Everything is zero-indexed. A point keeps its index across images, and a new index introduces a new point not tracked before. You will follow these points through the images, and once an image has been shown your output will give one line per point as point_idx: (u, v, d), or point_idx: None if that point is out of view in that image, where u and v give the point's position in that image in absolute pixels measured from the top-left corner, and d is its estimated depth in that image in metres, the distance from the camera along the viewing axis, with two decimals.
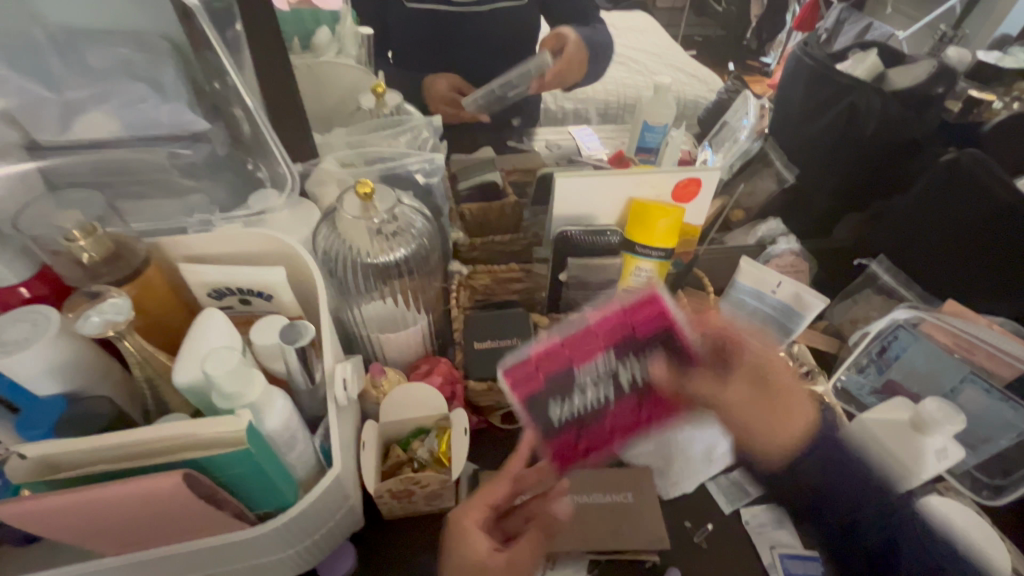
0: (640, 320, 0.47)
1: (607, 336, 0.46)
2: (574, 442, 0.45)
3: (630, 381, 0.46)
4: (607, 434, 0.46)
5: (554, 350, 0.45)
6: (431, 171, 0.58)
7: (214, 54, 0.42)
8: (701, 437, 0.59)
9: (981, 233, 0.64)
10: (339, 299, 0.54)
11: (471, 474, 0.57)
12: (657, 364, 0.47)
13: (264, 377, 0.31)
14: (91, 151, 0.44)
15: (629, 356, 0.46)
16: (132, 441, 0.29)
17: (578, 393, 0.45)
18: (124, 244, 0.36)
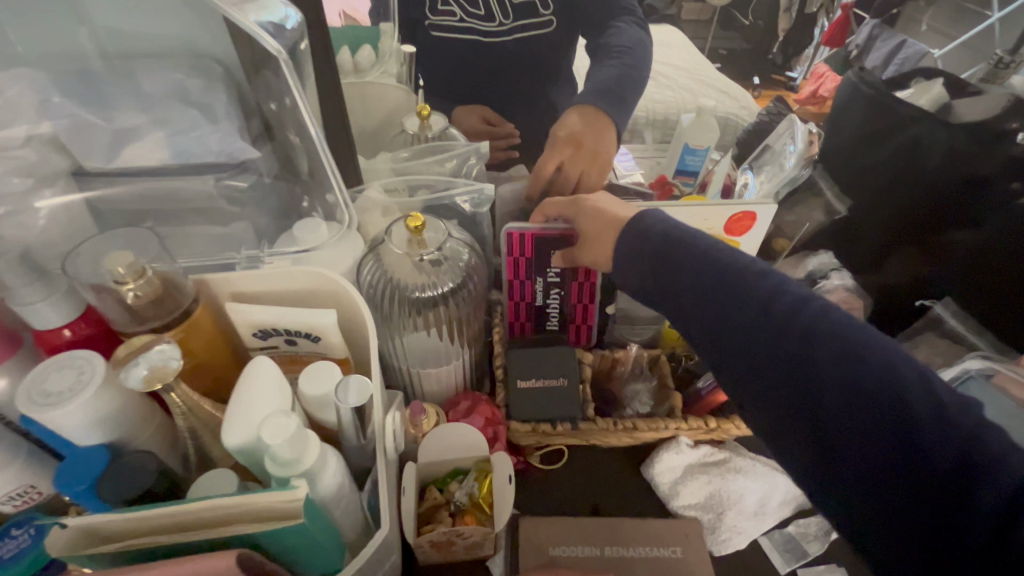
0: (523, 252, 0.57)
1: (520, 277, 0.59)
2: (578, 319, 0.62)
3: (559, 280, 0.59)
4: (588, 301, 0.61)
5: (512, 304, 0.61)
6: (479, 203, 0.55)
7: (270, 80, 0.40)
8: (755, 488, 0.56)
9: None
10: (380, 332, 0.52)
11: (512, 519, 0.54)
12: (558, 257, 0.56)
13: (320, 440, 0.29)
14: (137, 178, 0.43)
15: (544, 274, 0.58)
16: (180, 512, 0.26)
17: (548, 307, 0.61)
18: (173, 284, 0.35)
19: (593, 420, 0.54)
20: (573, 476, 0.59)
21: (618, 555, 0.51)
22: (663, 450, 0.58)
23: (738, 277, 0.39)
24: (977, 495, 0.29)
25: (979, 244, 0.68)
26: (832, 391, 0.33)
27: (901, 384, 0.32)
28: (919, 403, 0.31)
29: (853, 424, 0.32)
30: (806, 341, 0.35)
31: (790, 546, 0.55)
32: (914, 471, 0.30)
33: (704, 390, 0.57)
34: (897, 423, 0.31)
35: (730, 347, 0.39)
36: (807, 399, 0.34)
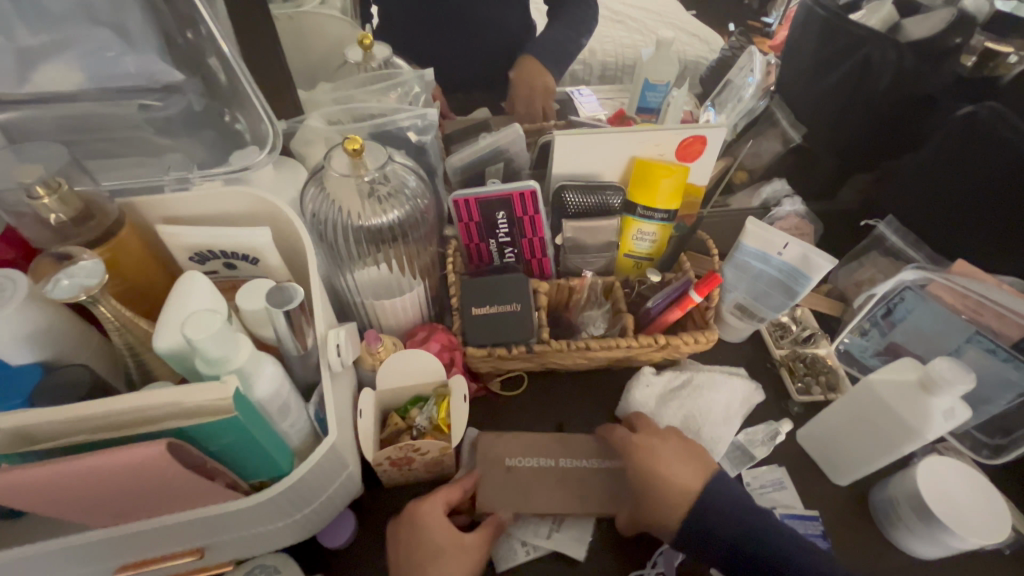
0: (469, 216, 0.59)
1: (471, 238, 0.61)
2: (537, 260, 0.63)
3: (507, 231, 0.60)
4: (539, 240, 0.61)
5: (475, 262, 0.63)
6: (424, 129, 0.55)
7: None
8: (719, 399, 0.58)
9: (986, 198, 0.62)
10: (331, 265, 0.53)
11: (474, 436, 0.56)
12: (502, 210, 0.58)
13: (251, 342, 0.30)
14: (56, 105, 0.41)
15: (492, 230, 0.60)
16: (113, 411, 0.27)
17: (504, 257, 0.62)
18: (95, 203, 0.34)
19: (548, 342, 0.56)
20: (532, 402, 0.61)
21: (570, 464, 0.52)
22: (633, 386, 0.59)
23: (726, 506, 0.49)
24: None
25: (925, 164, 0.67)
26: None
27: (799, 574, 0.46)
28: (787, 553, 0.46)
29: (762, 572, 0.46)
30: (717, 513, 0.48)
31: (741, 454, 0.57)
32: None
33: (654, 311, 0.59)
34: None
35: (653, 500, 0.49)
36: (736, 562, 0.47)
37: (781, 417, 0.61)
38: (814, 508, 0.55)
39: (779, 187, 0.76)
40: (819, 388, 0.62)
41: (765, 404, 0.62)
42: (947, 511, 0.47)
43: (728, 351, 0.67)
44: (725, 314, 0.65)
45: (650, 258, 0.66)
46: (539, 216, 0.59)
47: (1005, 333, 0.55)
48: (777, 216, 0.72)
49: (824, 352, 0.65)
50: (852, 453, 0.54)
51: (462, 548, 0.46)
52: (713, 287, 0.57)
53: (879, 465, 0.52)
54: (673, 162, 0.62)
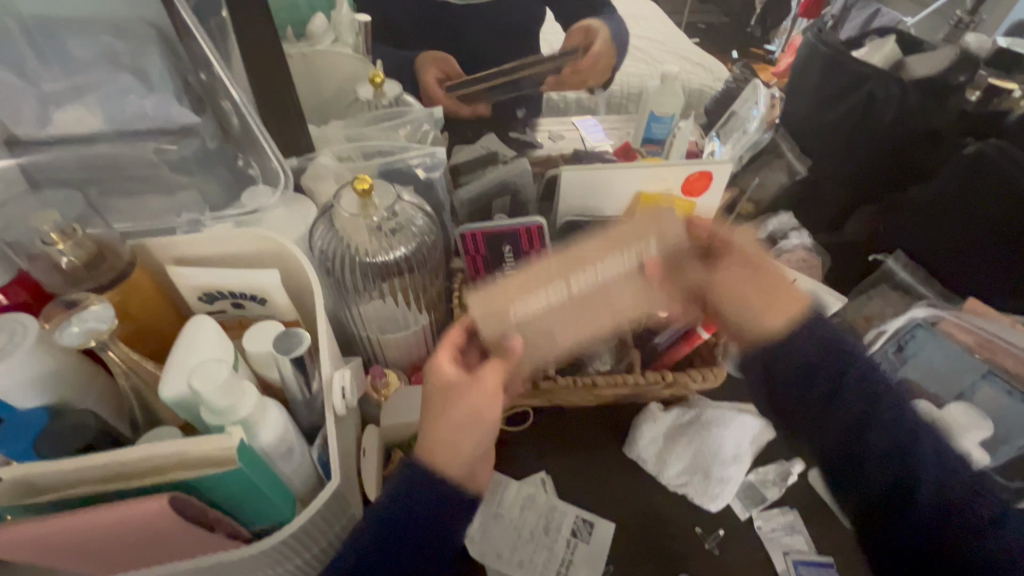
0: (476, 250, 0.59)
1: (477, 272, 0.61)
2: None
3: (511, 265, 0.60)
4: None
5: None
6: (433, 166, 0.56)
7: (198, 43, 0.40)
8: (729, 437, 0.57)
9: (995, 237, 0.63)
10: (338, 299, 0.53)
11: (506, 453, 0.58)
12: (508, 243, 0.58)
13: (257, 389, 0.29)
14: (75, 146, 0.42)
15: (497, 264, 0.60)
16: (117, 462, 0.27)
17: None
18: (109, 246, 0.34)
19: (554, 379, 0.56)
20: (539, 437, 0.60)
21: (587, 286, 0.46)
22: (642, 419, 0.58)
23: (835, 355, 0.49)
24: (978, 559, 0.40)
25: (927, 198, 0.68)
26: (868, 463, 0.46)
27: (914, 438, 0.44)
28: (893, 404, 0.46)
29: (873, 435, 0.46)
30: (861, 382, 0.47)
31: (752, 494, 0.56)
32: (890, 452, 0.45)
33: (661, 346, 0.59)
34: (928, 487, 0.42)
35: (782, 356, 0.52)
36: (849, 425, 0.48)
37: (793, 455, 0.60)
38: (828, 553, 0.54)
39: (785, 220, 0.76)
40: None
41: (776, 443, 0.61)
42: None
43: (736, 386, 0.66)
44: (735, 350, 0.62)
45: None
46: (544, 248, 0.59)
47: (1020, 372, 0.55)
48: (782, 250, 0.72)
49: None
50: None
51: (478, 382, 0.42)
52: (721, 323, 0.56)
53: None
54: (679, 197, 0.63)
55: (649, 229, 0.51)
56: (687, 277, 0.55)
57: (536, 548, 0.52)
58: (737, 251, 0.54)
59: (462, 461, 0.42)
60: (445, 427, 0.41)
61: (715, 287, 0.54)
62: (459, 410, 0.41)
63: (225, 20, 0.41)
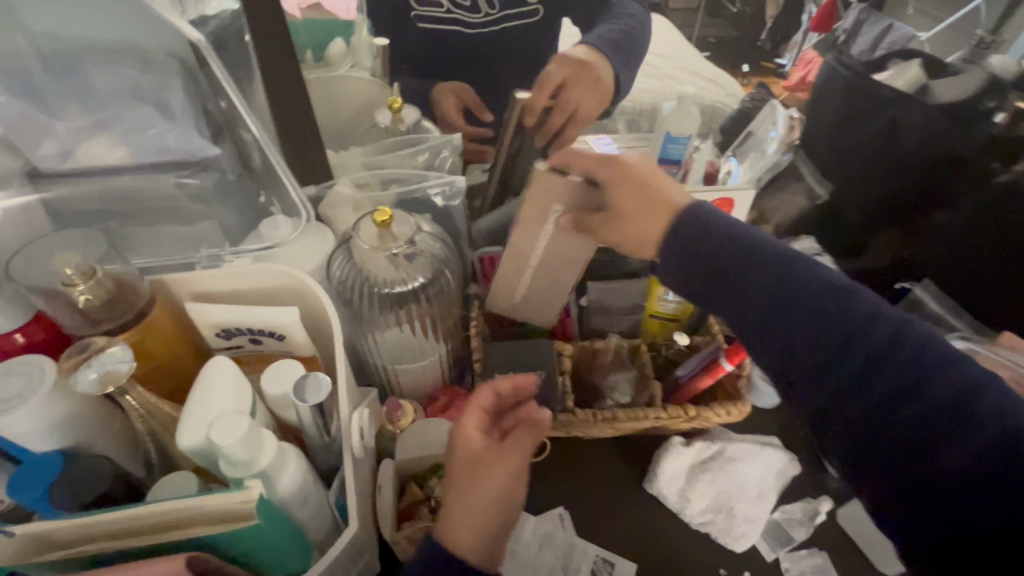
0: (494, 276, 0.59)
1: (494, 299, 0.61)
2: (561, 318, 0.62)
3: None
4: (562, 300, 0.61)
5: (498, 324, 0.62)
6: (451, 195, 0.56)
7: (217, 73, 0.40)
8: (753, 473, 0.56)
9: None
10: (353, 329, 0.52)
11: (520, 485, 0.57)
12: None
13: (276, 439, 0.28)
14: (96, 179, 0.42)
15: None
16: (133, 517, 0.26)
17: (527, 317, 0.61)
18: (128, 285, 0.34)
19: (573, 411, 0.54)
20: (555, 470, 0.58)
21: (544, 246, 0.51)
22: (663, 453, 0.56)
23: (750, 252, 0.37)
24: (948, 486, 0.29)
25: (960, 226, 0.66)
26: (803, 350, 0.34)
27: (875, 378, 0.32)
28: (880, 351, 0.32)
29: (846, 389, 0.33)
30: (796, 291, 0.35)
31: (778, 535, 0.54)
32: (880, 416, 0.32)
33: (683, 378, 0.57)
34: (933, 408, 0.30)
35: (732, 298, 0.38)
36: (762, 326, 0.36)
37: (820, 493, 0.58)
38: None
39: (809, 244, 0.73)
40: None
41: (802, 480, 0.58)
42: None
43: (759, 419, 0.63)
44: (758, 380, 0.61)
45: (676, 319, 0.62)
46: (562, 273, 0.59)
47: None
48: None
49: None
50: None
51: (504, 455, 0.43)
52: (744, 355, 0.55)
53: None
54: None
55: (542, 206, 0.49)
56: (608, 229, 0.47)
57: None
58: (633, 177, 0.45)
59: (489, 516, 0.41)
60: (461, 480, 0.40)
61: (609, 228, 0.47)
62: (488, 487, 0.41)
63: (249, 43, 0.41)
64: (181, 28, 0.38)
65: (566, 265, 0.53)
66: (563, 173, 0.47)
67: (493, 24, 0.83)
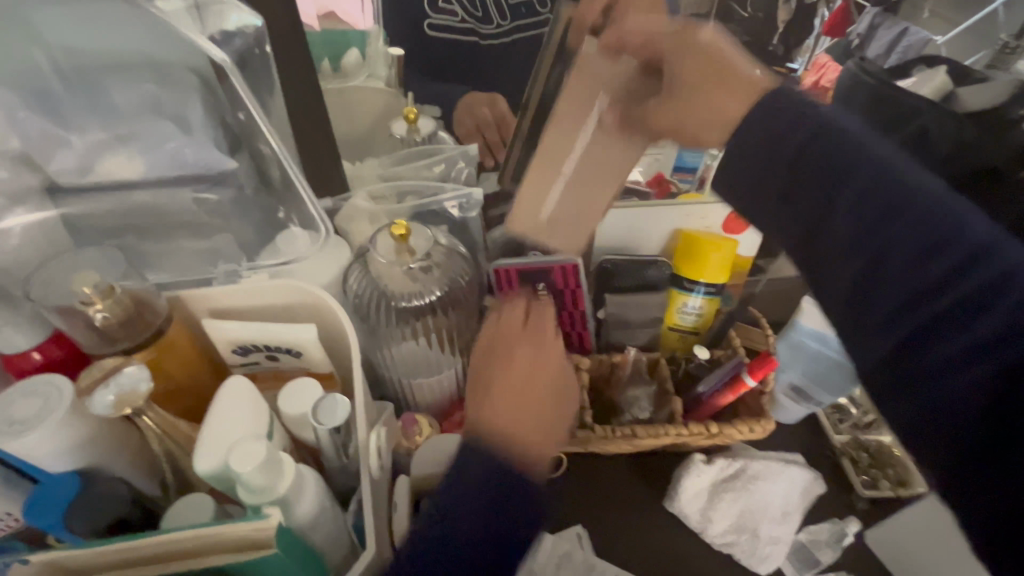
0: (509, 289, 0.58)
1: None
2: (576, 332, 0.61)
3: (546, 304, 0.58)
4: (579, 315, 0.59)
5: None
6: (468, 207, 0.55)
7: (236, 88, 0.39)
8: (776, 492, 0.54)
9: None
10: (369, 342, 0.51)
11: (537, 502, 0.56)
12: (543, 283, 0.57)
13: (294, 464, 0.28)
14: (114, 193, 0.42)
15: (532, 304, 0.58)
16: (149, 545, 0.26)
17: None
18: (145, 302, 0.34)
19: (591, 428, 0.53)
20: (572, 486, 0.57)
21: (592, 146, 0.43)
22: (682, 471, 0.55)
23: (829, 141, 0.34)
24: (975, 385, 0.27)
25: None
26: (830, 223, 0.33)
27: (911, 253, 0.30)
28: (924, 229, 0.31)
29: (881, 252, 0.31)
30: (828, 158, 0.34)
31: (804, 557, 0.52)
32: (914, 288, 0.30)
33: (704, 394, 0.56)
34: (995, 316, 0.28)
35: (759, 175, 0.36)
36: (816, 219, 0.34)
37: (847, 513, 0.56)
38: None
39: None
40: (887, 483, 0.56)
41: (827, 499, 0.57)
42: None
43: (781, 435, 0.62)
44: (780, 396, 0.60)
45: (695, 331, 0.62)
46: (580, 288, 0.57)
47: None
48: None
49: (891, 440, 0.59)
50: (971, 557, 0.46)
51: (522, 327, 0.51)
52: (769, 370, 0.53)
53: None
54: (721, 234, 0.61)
55: (585, 93, 0.43)
56: (658, 120, 0.41)
57: None
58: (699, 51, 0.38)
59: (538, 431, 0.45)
60: (490, 429, 0.43)
61: (671, 111, 0.40)
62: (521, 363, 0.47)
63: (268, 56, 0.40)
64: (204, 46, 0.36)
65: (609, 174, 0.44)
66: (615, 53, 0.42)
67: (504, 35, 0.80)
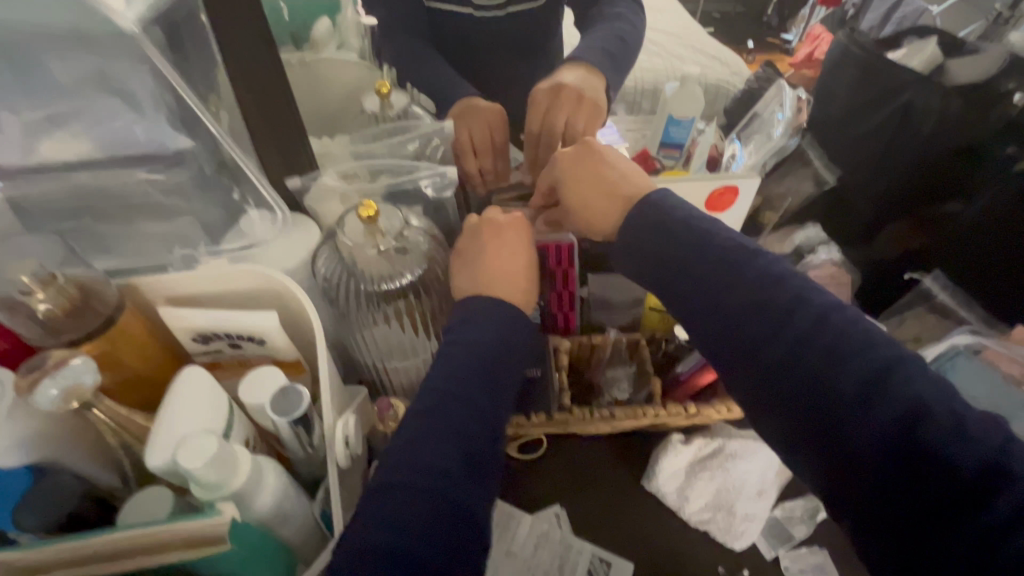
0: None
1: None
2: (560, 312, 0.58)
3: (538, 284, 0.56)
4: (563, 293, 0.57)
5: None
6: (443, 186, 0.53)
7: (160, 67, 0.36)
8: (753, 470, 0.55)
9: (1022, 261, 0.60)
10: (342, 329, 0.50)
11: (515, 484, 0.56)
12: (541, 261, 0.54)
13: (249, 459, 0.27)
14: (62, 174, 0.40)
15: None
16: (96, 543, 0.25)
17: None
18: (94, 290, 0.32)
19: (570, 410, 0.53)
20: (551, 467, 0.57)
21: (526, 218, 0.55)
22: (661, 451, 0.56)
23: (666, 232, 0.41)
24: (846, 424, 0.31)
25: (974, 217, 0.63)
26: (692, 296, 0.38)
27: (750, 315, 0.35)
28: (769, 289, 0.36)
29: (732, 319, 0.36)
30: (683, 240, 0.40)
31: (776, 531, 0.53)
32: (765, 346, 0.34)
33: (682, 375, 0.55)
34: (811, 364, 0.33)
35: (643, 264, 0.42)
36: (681, 294, 0.39)
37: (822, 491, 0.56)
38: None
39: (814, 233, 0.72)
40: None
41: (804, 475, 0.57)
42: None
43: None
44: None
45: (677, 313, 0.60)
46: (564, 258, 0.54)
47: None
48: (811, 266, 0.67)
49: None
50: None
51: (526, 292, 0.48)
52: None
53: None
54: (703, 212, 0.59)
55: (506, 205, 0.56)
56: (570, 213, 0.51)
57: None
58: (574, 176, 0.50)
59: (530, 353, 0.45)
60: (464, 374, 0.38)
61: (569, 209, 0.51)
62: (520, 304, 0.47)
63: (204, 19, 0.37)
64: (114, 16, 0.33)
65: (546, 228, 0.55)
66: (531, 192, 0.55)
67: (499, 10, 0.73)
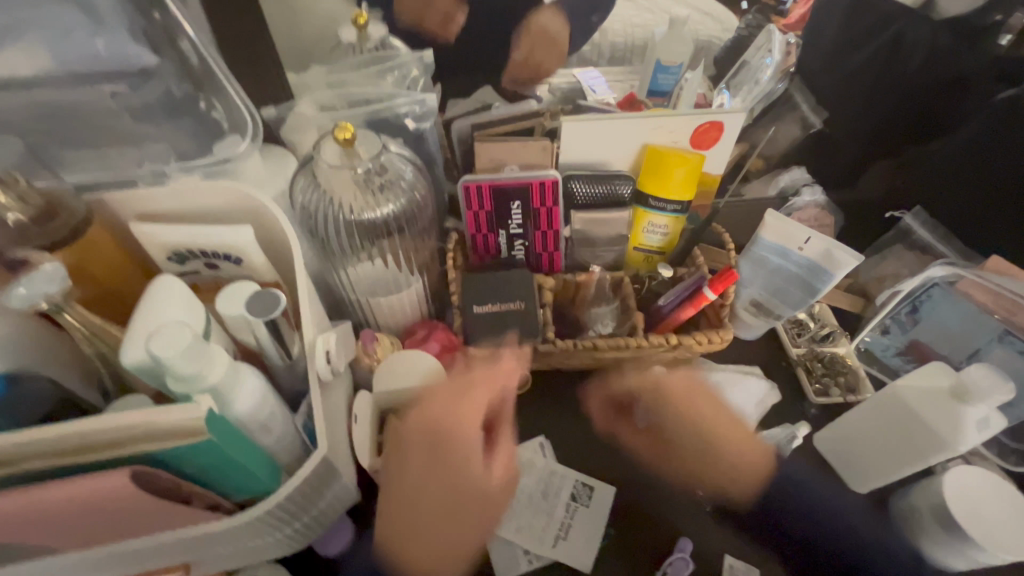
0: (479, 208, 0.55)
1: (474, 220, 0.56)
2: (543, 247, 0.59)
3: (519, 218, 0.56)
4: (546, 228, 0.57)
5: (475, 234, 0.57)
6: (423, 115, 0.53)
7: None
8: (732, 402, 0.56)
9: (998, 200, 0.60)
10: (323, 262, 0.50)
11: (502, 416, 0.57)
12: (523, 194, 0.55)
13: (224, 354, 0.27)
14: (20, 92, 0.38)
15: (506, 217, 0.56)
16: (71, 434, 0.25)
17: (502, 244, 0.58)
18: (60, 200, 0.31)
19: (554, 342, 0.53)
20: (536, 403, 0.58)
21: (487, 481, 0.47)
22: (644, 383, 0.56)
23: (758, 482, 0.50)
24: None
25: (954, 151, 0.62)
26: (793, 501, 0.49)
27: (863, 552, 0.46)
28: (834, 516, 0.48)
29: (816, 522, 0.48)
30: (785, 500, 0.49)
31: None
32: (823, 562, 0.48)
33: (665, 309, 0.56)
34: (833, 552, 0.47)
35: (749, 507, 0.51)
36: (775, 506, 0.49)
37: (798, 419, 0.58)
38: None
39: (798, 175, 0.71)
40: (837, 390, 0.59)
41: (781, 405, 0.59)
42: (970, 522, 0.45)
43: (741, 350, 0.63)
44: (740, 311, 0.61)
45: (662, 252, 0.62)
46: (546, 190, 0.55)
47: None
48: (795, 207, 0.67)
49: (843, 350, 0.61)
50: (871, 458, 0.51)
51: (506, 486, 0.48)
52: (729, 283, 0.53)
53: (899, 475, 0.50)
54: (687, 150, 0.57)
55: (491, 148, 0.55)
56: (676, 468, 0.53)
57: (537, 512, 0.51)
58: (680, 413, 0.52)
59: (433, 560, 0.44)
60: None
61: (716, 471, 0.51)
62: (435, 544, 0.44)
63: None
64: None
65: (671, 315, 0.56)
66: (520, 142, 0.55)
67: None
